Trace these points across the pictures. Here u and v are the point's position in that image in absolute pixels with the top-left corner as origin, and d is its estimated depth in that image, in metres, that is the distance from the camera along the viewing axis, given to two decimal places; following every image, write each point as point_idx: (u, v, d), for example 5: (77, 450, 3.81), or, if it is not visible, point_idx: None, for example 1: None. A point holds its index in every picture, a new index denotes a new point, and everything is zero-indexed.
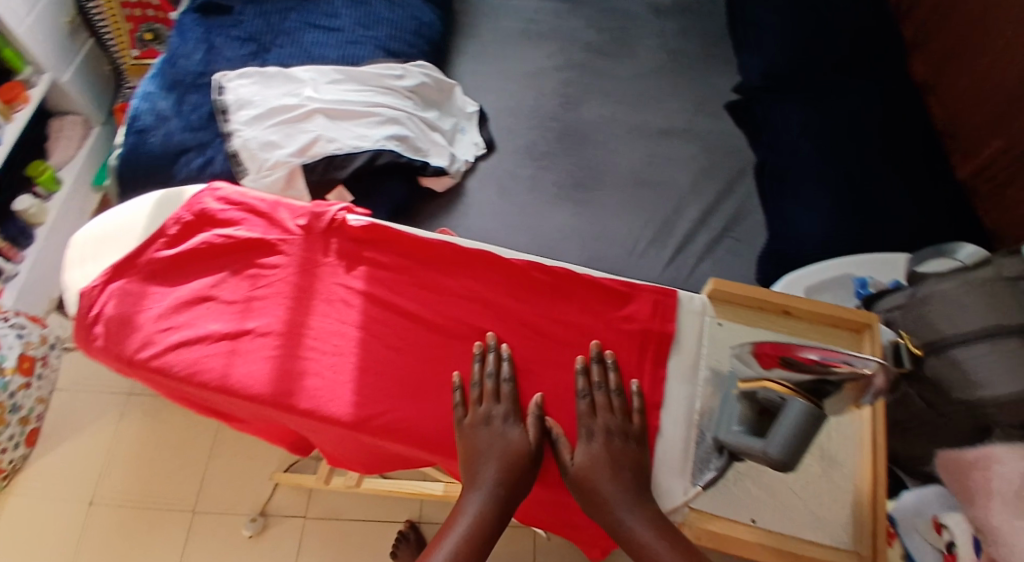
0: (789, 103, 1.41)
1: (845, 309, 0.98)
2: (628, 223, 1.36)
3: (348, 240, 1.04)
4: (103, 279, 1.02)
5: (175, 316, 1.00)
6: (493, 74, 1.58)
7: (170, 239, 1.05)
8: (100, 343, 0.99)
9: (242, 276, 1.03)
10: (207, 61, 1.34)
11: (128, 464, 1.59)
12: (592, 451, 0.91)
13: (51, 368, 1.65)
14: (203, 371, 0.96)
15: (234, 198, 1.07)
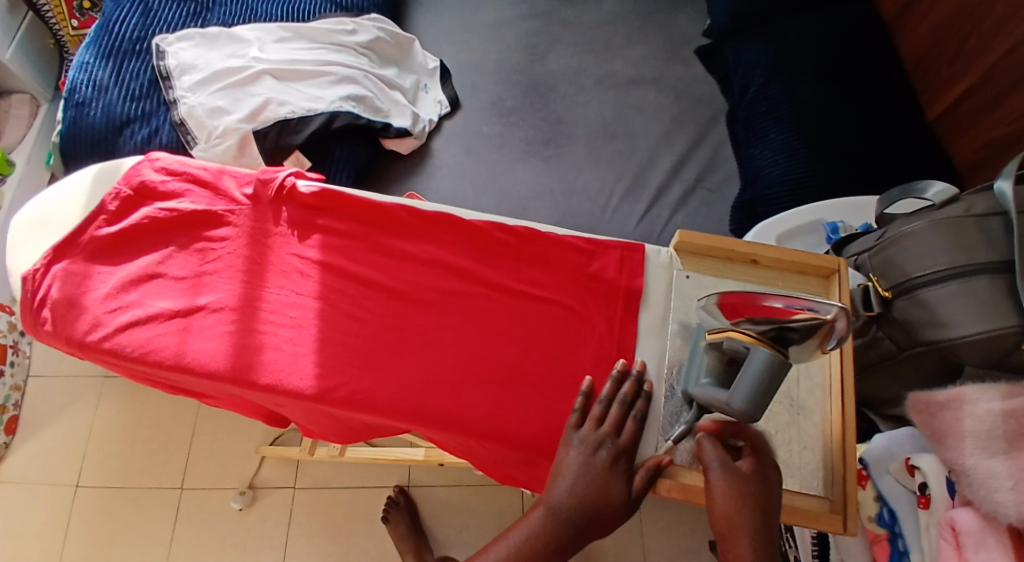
0: (756, 44, 1.39)
1: (814, 255, 0.95)
2: (600, 177, 1.34)
3: (299, 208, 1.01)
4: (45, 261, 0.99)
5: (123, 295, 0.98)
6: (453, 28, 1.54)
7: (111, 215, 1.01)
8: (49, 328, 0.96)
9: (190, 250, 1.00)
10: (145, 26, 1.27)
11: (108, 447, 1.58)
12: (728, 486, 0.78)
13: (23, 353, 1.63)
14: (157, 350, 0.94)
15: (174, 168, 1.03)
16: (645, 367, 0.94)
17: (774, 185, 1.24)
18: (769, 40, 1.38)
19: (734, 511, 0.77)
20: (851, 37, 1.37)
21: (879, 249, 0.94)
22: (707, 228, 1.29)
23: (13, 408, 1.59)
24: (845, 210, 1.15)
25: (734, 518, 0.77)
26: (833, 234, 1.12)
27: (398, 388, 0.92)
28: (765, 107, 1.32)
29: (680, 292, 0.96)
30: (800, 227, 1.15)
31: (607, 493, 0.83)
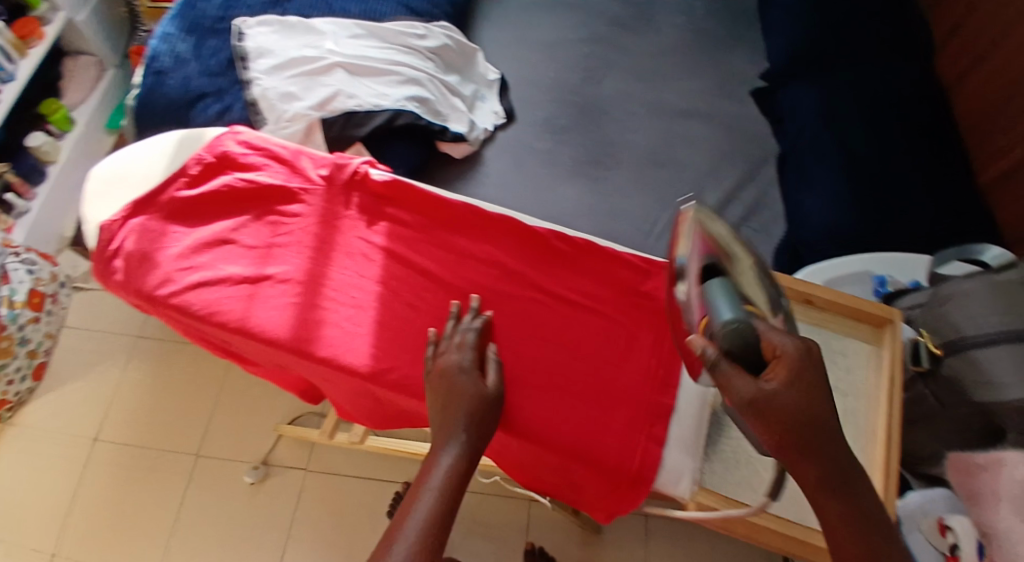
0: (814, 91, 1.40)
1: (869, 303, 0.99)
2: (645, 204, 1.36)
3: (368, 195, 1.04)
4: (124, 214, 1.04)
5: (196, 257, 1.01)
6: (515, 42, 1.57)
7: (191, 179, 1.06)
8: (120, 277, 1.00)
9: (263, 221, 1.03)
10: (227, 7, 1.32)
11: (129, 406, 1.61)
12: (787, 389, 0.75)
13: (61, 305, 1.69)
14: (221, 312, 0.97)
15: (255, 143, 1.07)
16: (691, 391, 0.95)
17: (818, 232, 1.26)
18: (823, 90, 1.40)
19: (784, 422, 0.75)
20: (907, 96, 1.38)
21: (932, 304, 0.97)
22: None
23: (43, 356, 1.64)
24: (892, 264, 1.16)
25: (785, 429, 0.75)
26: (880, 287, 1.14)
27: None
28: (814, 154, 1.34)
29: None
30: (847, 276, 1.16)
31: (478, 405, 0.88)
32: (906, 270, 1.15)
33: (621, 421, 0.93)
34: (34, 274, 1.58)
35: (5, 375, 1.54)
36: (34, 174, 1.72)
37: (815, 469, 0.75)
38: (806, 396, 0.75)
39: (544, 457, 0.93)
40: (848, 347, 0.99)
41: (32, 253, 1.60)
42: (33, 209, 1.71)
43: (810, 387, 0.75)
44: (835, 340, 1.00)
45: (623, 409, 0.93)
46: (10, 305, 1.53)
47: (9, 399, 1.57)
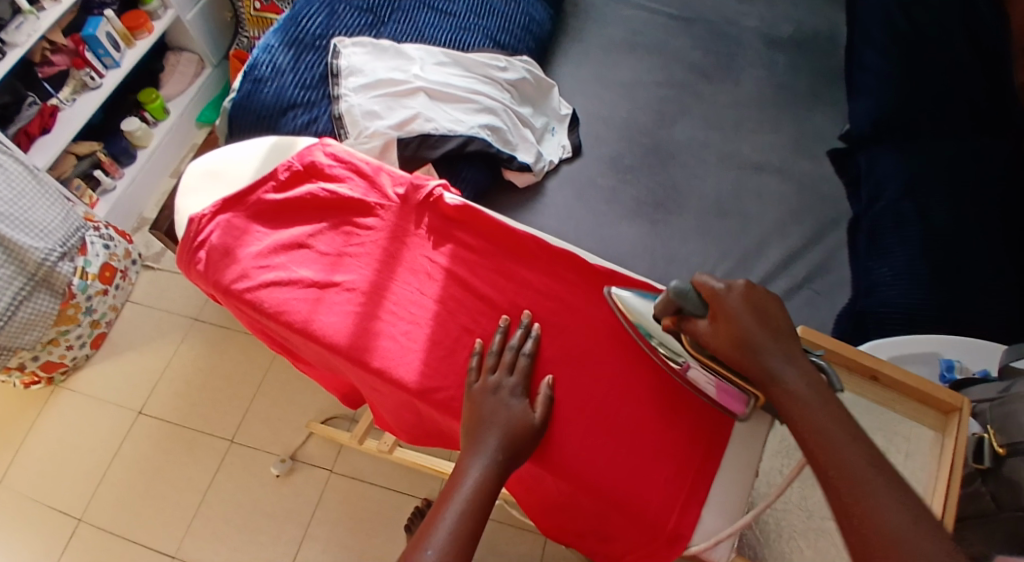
0: (890, 160, 1.40)
1: (939, 388, 0.96)
2: (704, 251, 1.37)
3: (439, 218, 1.07)
4: (213, 210, 1.09)
5: (272, 257, 1.06)
6: (592, 79, 1.60)
7: (278, 184, 1.11)
8: (201, 268, 1.06)
9: (338, 231, 1.07)
10: (327, 25, 1.39)
11: (176, 384, 1.68)
12: (742, 309, 0.87)
13: (128, 281, 1.78)
14: (289, 313, 1.01)
15: (341, 156, 1.12)
16: (736, 461, 0.93)
17: (887, 308, 1.26)
18: (902, 160, 1.40)
19: (752, 332, 0.86)
20: (990, 175, 1.36)
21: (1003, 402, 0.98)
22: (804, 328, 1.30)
23: (104, 326, 1.72)
24: (963, 350, 1.14)
25: (758, 338, 0.86)
26: (947, 371, 1.10)
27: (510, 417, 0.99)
28: (893, 223, 1.33)
29: None
30: (914, 353, 1.13)
31: (517, 428, 0.91)
32: (976, 357, 1.13)
33: (665, 476, 0.92)
34: (109, 250, 1.67)
35: (66, 340, 1.62)
36: (124, 156, 1.87)
37: (788, 379, 0.83)
38: (754, 318, 0.87)
39: (580, 501, 0.94)
40: (909, 431, 0.97)
41: (111, 229, 1.69)
42: (119, 188, 1.85)
43: (743, 313, 0.87)
44: (895, 420, 0.98)
45: (665, 461, 0.92)
46: (83, 275, 1.59)
47: (66, 362, 1.65)
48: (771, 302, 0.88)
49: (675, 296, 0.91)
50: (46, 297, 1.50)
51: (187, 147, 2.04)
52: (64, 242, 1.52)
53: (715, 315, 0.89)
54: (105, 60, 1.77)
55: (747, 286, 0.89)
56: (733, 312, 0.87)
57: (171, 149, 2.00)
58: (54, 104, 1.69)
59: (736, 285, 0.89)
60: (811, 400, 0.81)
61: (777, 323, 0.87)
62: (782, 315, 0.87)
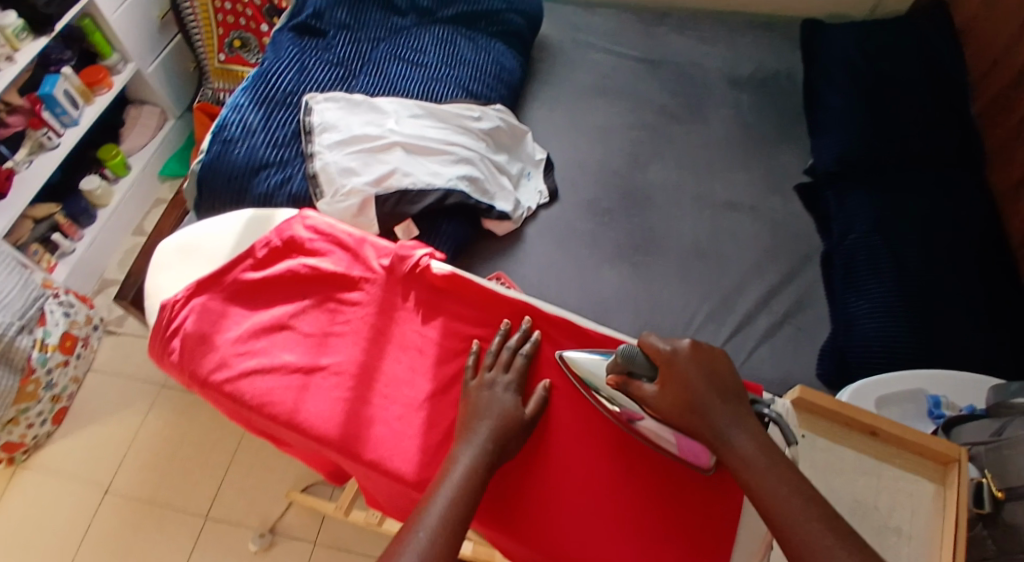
0: (859, 194, 1.42)
1: (936, 440, 0.97)
2: (685, 294, 1.36)
3: (426, 288, 1.05)
4: (186, 294, 1.05)
5: (253, 342, 1.02)
6: (564, 124, 1.60)
7: (256, 261, 1.08)
8: (176, 358, 1.02)
9: (322, 309, 1.05)
10: (298, 81, 1.37)
11: (145, 457, 1.61)
12: (688, 369, 0.92)
13: (89, 349, 1.72)
14: (274, 402, 0.98)
15: (322, 229, 1.09)
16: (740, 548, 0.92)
17: (867, 344, 1.26)
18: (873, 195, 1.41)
19: (699, 391, 0.91)
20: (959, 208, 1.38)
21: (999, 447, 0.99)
22: (791, 366, 1.29)
23: (65, 401, 1.65)
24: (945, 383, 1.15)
25: (706, 396, 0.91)
26: (933, 409, 1.12)
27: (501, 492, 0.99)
28: (865, 256, 1.34)
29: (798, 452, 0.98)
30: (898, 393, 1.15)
31: (510, 419, 0.93)
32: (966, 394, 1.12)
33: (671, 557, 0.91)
34: (69, 317, 1.62)
35: (27, 418, 1.55)
36: (84, 216, 1.81)
37: (738, 444, 0.89)
38: (701, 378, 0.92)
39: None
40: (913, 487, 0.98)
41: (70, 295, 1.64)
42: (78, 250, 1.79)
43: (690, 375, 0.92)
44: (897, 477, 0.99)
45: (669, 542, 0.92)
46: (41, 347, 1.55)
47: (27, 441, 1.58)
48: (715, 359, 0.94)
49: (624, 359, 0.95)
50: (5, 374, 1.44)
51: (149, 203, 1.99)
52: (23, 314, 1.49)
53: (663, 376, 0.93)
54: (63, 118, 1.72)
55: (693, 346, 0.94)
56: (680, 372, 0.92)
57: (134, 206, 1.94)
58: (10, 167, 1.63)
59: (680, 346, 0.95)
60: (762, 462, 0.87)
61: (723, 381, 0.92)
62: (729, 373, 0.93)
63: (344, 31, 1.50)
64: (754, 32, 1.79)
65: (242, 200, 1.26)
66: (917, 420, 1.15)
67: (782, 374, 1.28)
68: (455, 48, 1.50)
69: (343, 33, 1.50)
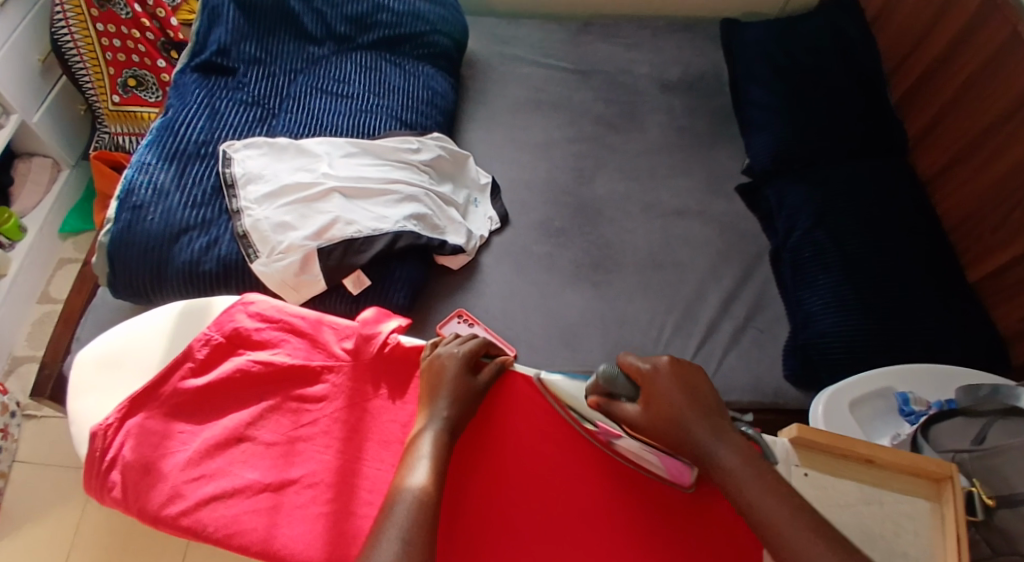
0: (796, 183, 1.38)
1: (925, 458, 0.88)
2: (649, 308, 1.31)
3: (395, 370, 0.98)
4: (119, 416, 0.91)
5: (207, 463, 0.90)
6: (500, 143, 1.52)
7: (196, 364, 0.96)
8: (117, 495, 0.88)
9: (283, 411, 0.95)
10: (210, 129, 1.25)
11: (92, 550, 1.45)
12: (672, 382, 0.89)
13: (11, 439, 1.54)
14: (243, 532, 0.86)
15: (270, 314, 1.00)
16: None
17: (825, 342, 1.21)
18: (810, 188, 1.36)
19: (681, 404, 0.88)
20: (905, 188, 1.37)
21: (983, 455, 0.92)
22: (763, 371, 1.25)
23: None
24: (916, 378, 1.10)
25: (685, 411, 0.87)
26: (904, 406, 1.05)
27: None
28: (811, 253, 1.30)
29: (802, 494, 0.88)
30: (867, 393, 1.09)
31: (467, 388, 0.95)
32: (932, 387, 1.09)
33: None
34: None
35: None
36: None
37: (722, 459, 0.84)
38: (681, 395, 0.88)
39: None
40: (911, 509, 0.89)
41: None
42: None
43: (671, 392, 0.88)
44: (896, 503, 0.88)
45: None
46: None
47: None
48: (693, 375, 0.90)
49: (605, 380, 0.93)
50: None
51: (54, 265, 1.80)
52: None
53: (645, 393, 0.90)
54: None
55: (670, 361, 0.91)
56: (660, 389, 0.89)
57: (37, 271, 1.75)
58: None
59: (659, 362, 0.92)
60: (747, 475, 0.82)
61: (705, 399, 0.89)
62: (710, 389, 0.89)
63: (256, 66, 1.38)
64: (677, 31, 1.76)
65: (163, 272, 1.11)
66: (888, 418, 1.09)
67: (756, 381, 1.24)
68: (381, 74, 1.42)
69: (254, 68, 1.37)
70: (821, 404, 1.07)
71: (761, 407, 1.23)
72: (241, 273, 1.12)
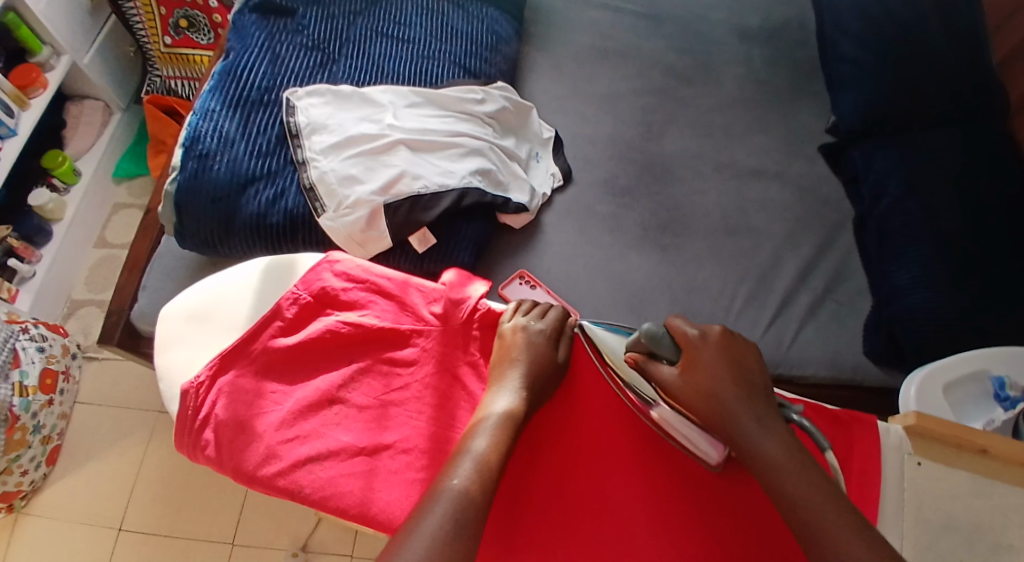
0: (887, 149, 1.32)
1: None
2: (721, 275, 1.26)
3: (485, 338, 0.97)
4: (211, 373, 0.91)
5: (301, 424, 0.90)
6: (566, 94, 1.46)
7: (285, 323, 0.95)
8: (211, 453, 0.88)
9: (374, 373, 0.94)
10: (274, 76, 1.22)
11: (155, 488, 1.49)
12: (721, 351, 0.92)
13: (73, 381, 1.57)
14: (339, 495, 0.86)
15: (356, 274, 0.98)
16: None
17: (913, 314, 1.15)
18: (900, 152, 1.30)
19: (728, 378, 0.90)
20: (1001, 155, 1.29)
21: None
22: (838, 343, 1.22)
23: (57, 439, 1.51)
24: (1016, 362, 1.04)
25: (731, 387, 0.89)
26: (999, 391, 1.02)
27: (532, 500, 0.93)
28: (901, 222, 1.23)
29: (913, 483, 0.89)
30: (962, 375, 1.05)
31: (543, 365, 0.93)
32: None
33: None
34: (45, 352, 1.47)
35: (20, 466, 1.41)
36: (39, 234, 1.62)
37: (767, 448, 0.85)
38: (726, 368, 0.90)
39: None
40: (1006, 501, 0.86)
41: (42, 329, 1.48)
42: (39, 272, 1.61)
43: (717, 366, 0.90)
44: (1007, 495, 0.86)
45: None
46: (22, 391, 1.40)
47: (23, 488, 1.44)
48: (743, 353, 0.93)
49: (649, 338, 0.93)
50: None
51: (108, 209, 1.79)
52: None
53: (687, 358, 0.92)
54: None
55: (721, 332, 0.94)
56: (705, 360, 0.91)
57: (92, 215, 1.75)
58: None
59: (710, 331, 0.94)
60: (790, 470, 0.82)
61: (753, 380, 0.90)
62: (760, 370, 0.91)
63: (315, 7, 1.32)
64: None
65: (230, 224, 1.09)
66: (982, 402, 1.04)
67: (830, 354, 1.21)
68: (443, 19, 1.36)
69: (313, 10, 1.32)
70: (914, 385, 1.03)
71: (836, 381, 1.20)
72: (308, 227, 1.10)
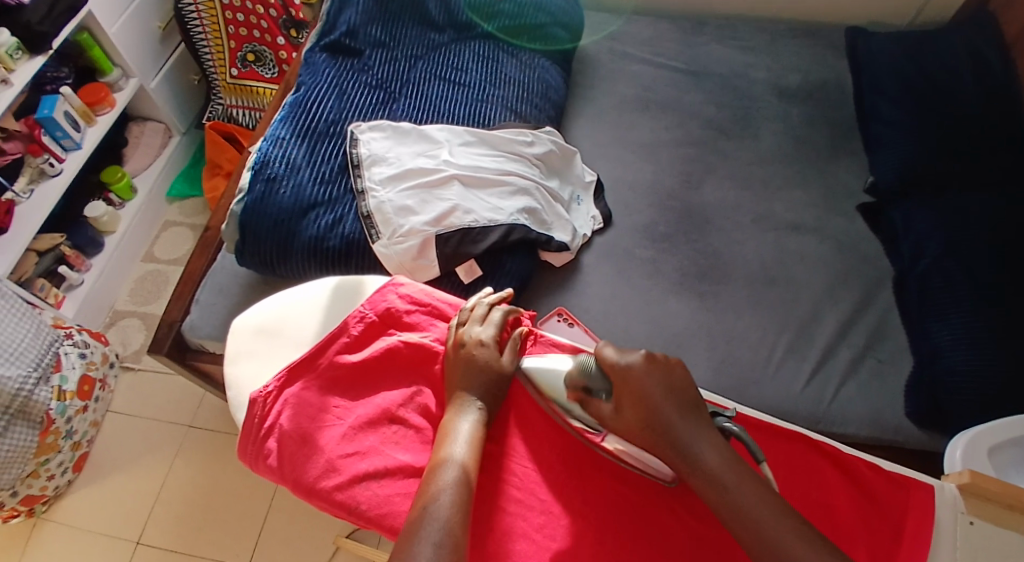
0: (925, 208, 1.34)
1: None
2: (759, 326, 1.29)
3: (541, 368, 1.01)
4: (279, 383, 0.96)
5: (360, 439, 0.93)
6: (610, 142, 1.51)
7: (351, 340, 0.99)
8: (273, 463, 0.92)
9: (434, 397, 0.97)
10: (339, 109, 1.28)
11: (176, 504, 1.51)
12: (648, 369, 0.89)
13: (107, 389, 1.61)
14: (394, 512, 0.88)
15: (419, 298, 1.02)
16: None
17: (955, 374, 1.17)
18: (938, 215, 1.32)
19: (667, 404, 0.87)
20: None
21: None
22: (879, 402, 1.22)
23: (86, 446, 1.55)
24: None
25: (667, 410, 0.87)
26: None
27: (541, 518, 0.90)
28: (941, 282, 1.25)
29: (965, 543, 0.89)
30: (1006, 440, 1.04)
31: (494, 378, 0.95)
32: None
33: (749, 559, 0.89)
34: (85, 359, 1.52)
35: (47, 470, 1.45)
36: (91, 246, 1.69)
37: (703, 457, 0.85)
38: (660, 393, 0.87)
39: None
40: None
41: (85, 335, 1.53)
42: (87, 280, 1.67)
43: (651, 392, 0.88)
44: None
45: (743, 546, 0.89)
46: (60, 395, 1.44)
47: (48, 492, 1.47)
48: (671, 369, 0.89)
49: (580, 372, 0.94)
50: (23, 430, 1.34)
51: (160, 226, 1.86)
52: (39, 363, 1.38)
53: (622, 391, 0.90)
54: (64, 142, 1.59)
55: (647, 357, 0.90)
56: (637, 385, 0.88)
57: (144, 231, 1.82)
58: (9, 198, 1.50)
59: (635, 357, 0.90)
60: (733, 485, 0.83)
61: (683, 393, 0.88)
62: (689, 385, 0.89)
63: (380, 49, 1.40)
64: (795, 37, 1.72)
65: (289, 246, 1.14)
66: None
67: (870, 413, 1.21)
68: (498, 65, 1.43)
69: (379, 51, 1.40)
70: (959, 447, 1.03)
71: (877, 441, 1.21)
72: (361, 253, 1.15)
